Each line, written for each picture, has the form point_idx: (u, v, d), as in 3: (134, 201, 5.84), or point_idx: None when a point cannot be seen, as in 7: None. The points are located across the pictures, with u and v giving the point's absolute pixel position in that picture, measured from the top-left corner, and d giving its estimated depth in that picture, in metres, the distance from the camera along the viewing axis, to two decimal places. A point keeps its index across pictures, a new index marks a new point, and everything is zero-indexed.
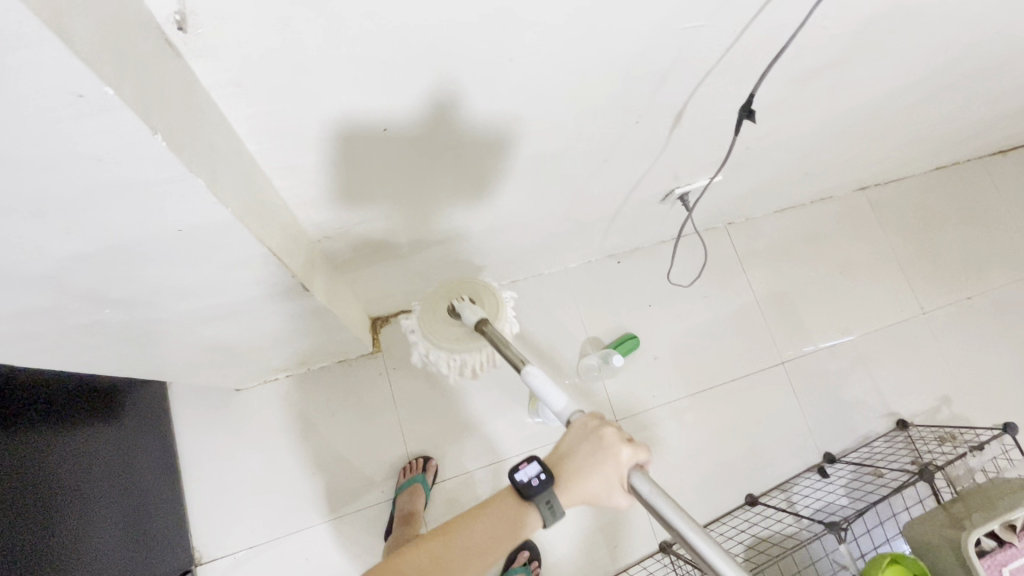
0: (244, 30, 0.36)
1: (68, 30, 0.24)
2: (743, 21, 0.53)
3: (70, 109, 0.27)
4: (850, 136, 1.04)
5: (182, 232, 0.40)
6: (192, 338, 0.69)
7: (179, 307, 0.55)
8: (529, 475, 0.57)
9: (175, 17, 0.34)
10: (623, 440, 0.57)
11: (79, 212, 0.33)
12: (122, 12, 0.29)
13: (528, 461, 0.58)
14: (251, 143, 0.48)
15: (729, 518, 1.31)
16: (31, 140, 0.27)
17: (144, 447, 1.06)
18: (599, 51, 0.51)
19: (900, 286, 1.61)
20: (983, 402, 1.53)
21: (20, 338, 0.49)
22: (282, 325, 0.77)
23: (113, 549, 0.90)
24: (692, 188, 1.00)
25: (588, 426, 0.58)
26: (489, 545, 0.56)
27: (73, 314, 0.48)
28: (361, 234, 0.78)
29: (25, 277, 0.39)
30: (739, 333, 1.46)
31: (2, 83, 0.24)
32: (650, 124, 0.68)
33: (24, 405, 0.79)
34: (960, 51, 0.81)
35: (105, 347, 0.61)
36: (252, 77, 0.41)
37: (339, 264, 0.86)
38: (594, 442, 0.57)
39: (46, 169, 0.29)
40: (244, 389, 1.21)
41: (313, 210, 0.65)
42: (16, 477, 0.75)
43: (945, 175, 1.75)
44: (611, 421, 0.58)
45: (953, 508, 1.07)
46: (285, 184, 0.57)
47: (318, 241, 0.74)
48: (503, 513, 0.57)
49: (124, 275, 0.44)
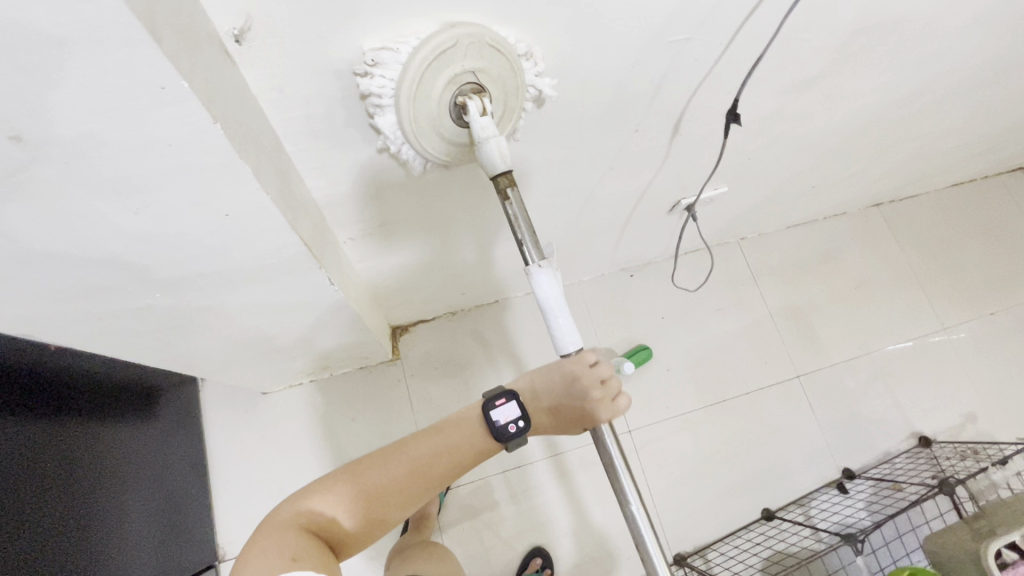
0: (288, 42, 0.43)
1: (157, 33, 0.31)
2: (729, 33, 0.59)
3: (152, 98, 0.33)
4: (853, 148, 1.07)
5: (229, 217, 0.46)
6: (226, 330, 0.75)
7: (218, 295, 0.62)
8: (507, 419, 0.59)
9: (232, 31, 0.41)
10: (606, 406, 0.61)
11: (145, 193, 0.40)
12: (194, 25, 0.35)
13: (508, 403, 0.59)
14: (291, 145, 0.54)
15: (745, 531, 1.30)
16: (118, 126, 0.34)
17: (177, 443, 1.12)
18: (597, 60, 0.56)
19: (919, 302, 1.60)
20: (1010, 420, 1.49)
21: (83, 316, 0.56)
22: (309, 322, 0.83)
23: (143, 536, 0.95)
24: (698, 199, 1.05)
25: (580, 383, 0.60)
26: (448, 462, 0.58)
27: (130, 295, 0.55)
28: (384, 239, 0.84)
29: (96, 254, 0.45)
30: (753, 347, 1.47)
31: (102, 74, 0.31)
32: (651, 133, 0.73)
33: (66, 397, 0.86)
34: (951, 63, 0.85)
35: (150, 333, 0.67)
36: (295, 84, 0.47)
37: (363, 270, 0.92)
38: (579, 404, 0.61)
39: (126, 152, 0.36)
40: (271, 393, 1.27)
41: (342, 212, 0.71)
42: (54, 462, 0.81)
43: (961, 192, 1.75)
44: (602, 384, 0.61)
45: (974, 522, 1.05)
46: (317, 186, 0.63)
47: (344, 245, 0.81)
48: (460, 438, 0.59)
49: (176, 258, 0.50)
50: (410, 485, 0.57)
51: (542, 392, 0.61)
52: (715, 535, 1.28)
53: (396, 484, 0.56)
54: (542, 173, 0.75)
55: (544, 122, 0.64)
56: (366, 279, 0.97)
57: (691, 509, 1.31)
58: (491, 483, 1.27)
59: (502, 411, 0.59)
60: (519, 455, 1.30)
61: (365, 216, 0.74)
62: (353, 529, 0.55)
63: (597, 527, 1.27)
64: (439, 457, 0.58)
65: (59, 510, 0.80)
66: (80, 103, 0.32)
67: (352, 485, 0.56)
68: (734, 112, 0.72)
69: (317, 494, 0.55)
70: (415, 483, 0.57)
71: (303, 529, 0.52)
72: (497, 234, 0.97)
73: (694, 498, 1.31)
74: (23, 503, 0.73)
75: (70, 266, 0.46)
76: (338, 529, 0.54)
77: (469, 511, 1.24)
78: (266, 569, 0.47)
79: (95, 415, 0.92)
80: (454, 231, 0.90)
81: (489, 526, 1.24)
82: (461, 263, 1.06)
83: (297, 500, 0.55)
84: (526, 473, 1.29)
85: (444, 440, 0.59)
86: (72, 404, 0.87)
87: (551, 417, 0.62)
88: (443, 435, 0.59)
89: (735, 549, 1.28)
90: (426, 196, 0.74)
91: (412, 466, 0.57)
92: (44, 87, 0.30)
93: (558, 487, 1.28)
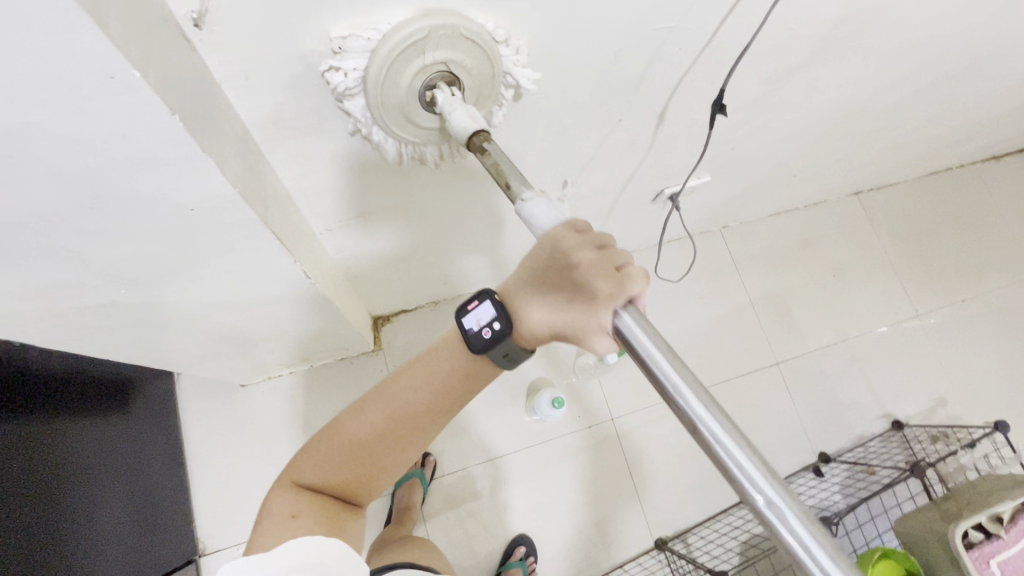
0: (252, 28, 0.41)
1: (104, 18, 0.28)
2: (714, 22, 0.57)
3: (101, 87, 0.31)
4: (835, 137, 1.08)
5: (195, 212, 0.44)
6: (200, 324, 0.73)
7: (189, 290, 0.59)
8: (478, 324, 0.49)
9: (190, 14, 0.38)
10: (602, 273, 0.44)
11: (104, 188, 0.37)
12: (147, 9, 0.33)
13: (478, 303, 0.49)
14: (259, 134, 0.52)
15: (724, 515, 1.33)
16: (66, 119, 0.32)
17: (153, 437, 1.09)
18: (578, 49, 0.55)
19: (895, 289, 1.63)
20: (979, 403, 1.54)
21: (45, 314, 0.53)
22: (287, 315, 0.81)
23: (119, 533, 0.93)
24: (682, 188, 1.04)
25: (559, 251, 0.45)
26: (434, 402, 0.52)
27: (93, 292, 0.52)
28: (362, 229, 0.81)
29: (54, 251, 0.43)
30: (734, 334, 1.49)
31: (44, 64, 0.28)
32: (635, 122, 0.72)
33: (37, 394, 0.83)
34: (932, 53, 0.85)
35: (119, 328, 0.65)
36: (261, 72, 0.45)
37: (341, 260, 0.90)
38: (568, 278, 0.45)
39: (79, 145, 0.34)
40: (249, 385, 1.24)
41: (317, 202, 0.69)
42: (29, 460, 0.79)
43: (937, 180, 1.78)
44: (591, 248, 0.45)
45: (944, 504, 1.08)
46: (289, 176, 0.61)
47: (320, 235, 0.78)
48: (445, 374, 0.51)
49: (141, 254, 0.48)
50: (399, 436, 0.52)
51: (523, 283, 0.49)
52: (695, 520, 1.31)
53: (382, 438, 0.52)
54: (524, 163, 0.74)
55: (525, 111, 0.62)
56: (344, 270, 0.94)
57: (672, 495, 1.33)
58: (474, 472, 1.27)
59: (473, 316, 0.49)
60: (502, 444, 1.30)
61: (341, 206, 0.72)
62: (353, 482, 0.53)
63: (580, 514, 1.28)
64: (423, 398, 0.51)
65: (34, 508, 0.78)
66: (22, 93, 0.29)
67: (331, 443, 0.51)
68: (718, 101, 0.71)
69: (306, 456, 0.53)
70: (404, 431, 0.52)
71: (298, 494, 0.51)
72: (479, 223, 0.96)
73: (676, 484, 1.33)
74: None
75: (25, 263, 0.43)
76: (339, 487, 0.53)
77: (453, 501, 1.24)
78: (271, 538, 0.49)
79: (67, 412, 0.89)
80: (434, 220, 0.88)
81: (473, 515, 1.24)
82: (442, 252, 1.04)
83: (290, 464, 0.54)
84: (510, 462, 1.29)
85: (425, 384, 0.51)
86: (43, 402, 0.84)
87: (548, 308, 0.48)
88: (421, 373, 0.51)
89: (715, 533, 1.31)
90: (404, 184, 0.72)
91: (394, 417, 0.51)
92: None
93: (542, 476, 1.29)
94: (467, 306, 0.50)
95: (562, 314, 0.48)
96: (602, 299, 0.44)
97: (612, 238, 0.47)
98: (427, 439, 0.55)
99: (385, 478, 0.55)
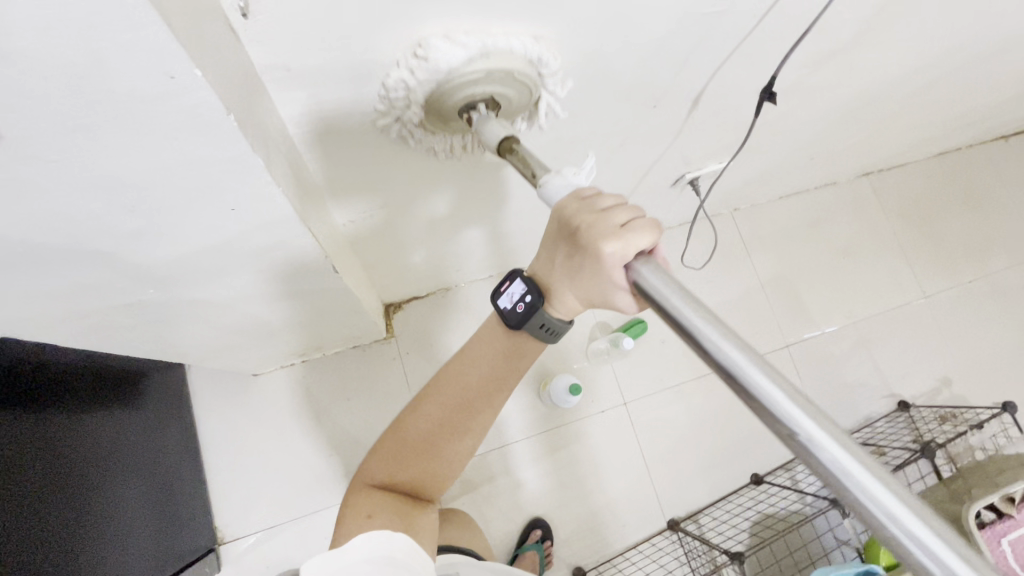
0: (298, 19, 0.38)
1: (167, 15, 0.27)
2: (764, 7, 0.55)
3: (158, 88, 0.29)
4: (857, 120, 1.06)
5: (236, 213, 0.42)
6: (222, 319, 0.71)
7: (216, 287, 0.58)
8: (511, 301, 0.51)
9: (237, 3, 0.36)
10: (605, 233, 0.41)
11: (145, 191, 0.36)
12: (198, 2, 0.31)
13: (511, 282, 0.51)
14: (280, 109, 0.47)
15: (735, 496, 1.35)
16: (116, 122, 0.30)
17: (168, 429, 1.08)
18: (622, 36, 0.52)
19: (903, 270, 1.63)
20: (982, 383, 1.56)
21: (70, 314, 0.51)
22: (308, 306, 0.80)
23: (141, 524, 0.93)
24: (702, 173, 1.02)
25: (565, 219, 0.44)
26: (486, 383, 0.54)
27: (121, 292, 0.50)
28: (378, 210, 0.76)
29: (86, 253, 0.41)
30: (745, 317, 1.49)
31: (100, 66, 0.27)
32: (669, 108, 0.70)
33: (49, 392, 0.81)
34: (968, 35, 0.82)
35: (143, 325, 0.63)
36: (303, 63, 0.43)
37: (353, 242, 0.85)
38: (574, 244, 0.44)
39: (126, 149, 0.32)
40: (262, 374, 1.23)
41: (335, 185, 0.64)
42: (46, 455, 0.77)
43: (947, 160, 1.77)
44: (593, 212, 0.43)
45: (954, 485, 1.11)
46: (312, 157, 0.56)
47: (336, 218, 0.73)
48: (499, 360, 0.53)
49: (175, 254, 0.46)
50: (458, 422, 0.54)
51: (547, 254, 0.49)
52: (706, 501, 1.33)
53: (441, 427, 0.54)
54: (553, 152, 0.71)
55: (563, 99, 0.59)
56: (359, 254, 0.89)
57: (684, 477, 1.34)
58: (489, 458, 1.27)
59: (506, 295, 0.51)
60: (516, 430, 1.30)
61: (360, 186, 0.66)
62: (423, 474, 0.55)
63: (593, 498, 1.30)
64: (481, 385, 0.53)
65: (55, 503, 0.77)
66: (68, 93, 0.27)
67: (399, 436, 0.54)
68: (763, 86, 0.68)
69: (376, 455, 0.56)
70: (462, 418, 0.54)
71: (372, 491, 0.53)
72: (498, 208, 0.93)
73: (687, 466, 1.35)
74: (19, 500, 0.70)
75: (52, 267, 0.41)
76: (411, 480, 0.55)
77: (469, 487, 1.25)
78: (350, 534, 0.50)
79: (84, 405, 0.88)
80: (454, 202, 0.82)
81: (489, 500, 1.25)
82: (459, 233, 1.00)
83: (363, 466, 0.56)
84: (524, 447, 1.29)
85: (473, 368, 0.54)
86: (57, 399, 0.82)
87: (569, 278, 0.48)
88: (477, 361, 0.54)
89: (726, 513, 1.33)
90: (427, 164, 0.66)
91: (452, 405, 0.53)
92: (33, 81, 0.26)
93: (556, 460, 1.30)
94: (499, 286, 0.52)
95: (580, 281, 0.47)
96: (604, 263, 0.41)
97: (620, 196, 0.44)
98: (487, 425, 0.56)
99: (452, 469, 0.56)
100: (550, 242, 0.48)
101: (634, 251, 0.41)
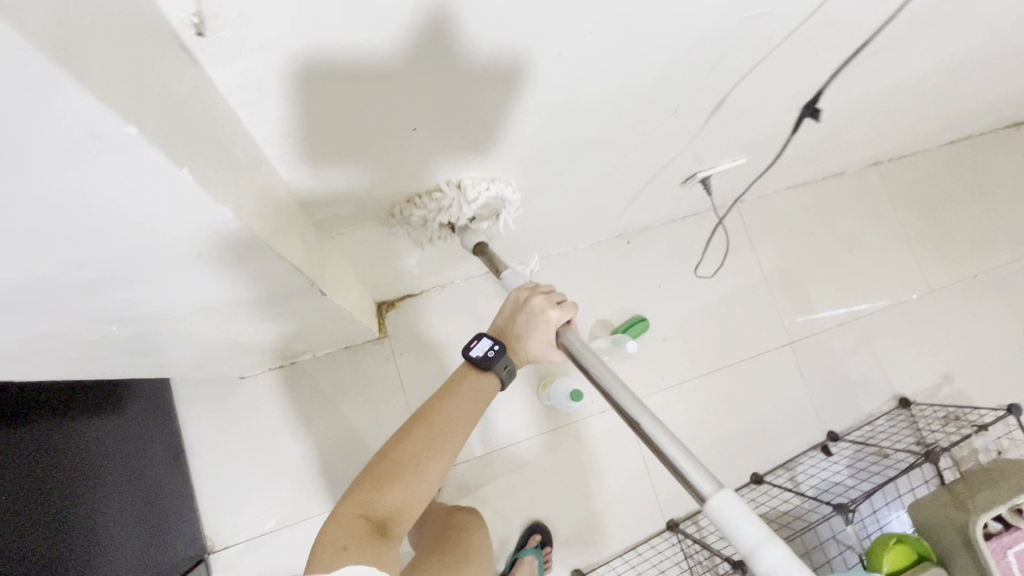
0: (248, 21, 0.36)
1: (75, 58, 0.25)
2: None
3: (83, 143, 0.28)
4: (878, 113, 1.00)
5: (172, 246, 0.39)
6: (201, 339, 0.65)
7: (192, 316, 0.52)
8: (482, 351, 0.73)
9: (192, 20, 0.35)
10: (551, 305, 0.73)
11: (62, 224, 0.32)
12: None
13: (479, 341, 0.74)
14: (216, 34, 0.37)
15: (735, 496, 1.33)
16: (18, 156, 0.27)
17: (151, 432, 1.03)
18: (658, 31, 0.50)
19: (909, 264, 1.60)
20: (983, 379, 1.55)
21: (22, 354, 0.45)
22: (295, 321, 0.74)
23: (129, 535, 0.88)
24: (714, 171, 0.96)
25: (522, 298, 0.76)
26: (463, 416, 0.69)
27: (79, 330, 0.44)
28: (356, 186, 0.63)
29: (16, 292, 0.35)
30: (748, 313, 1.45)
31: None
32: (689, 111, 0.63)
33: (21, 407, 0.75)
34: (1007, 28, 0.76)
35: (112, 353, 0.57)
36: (249, 55, 0.39)
37: (324, 231, 0.71)
38: (528, 312, 0.74)
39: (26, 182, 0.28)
40: (249, 376, 1.18)
41: (303, 138, 0.51)
42: (22, 472, 0.72)
43: (957, 149, 1.72)
44: (540, 293, 0.75)
45: (957, 489, 1.10)
46: (277, 83, 0.43)
47: (301, 187, 0.60)
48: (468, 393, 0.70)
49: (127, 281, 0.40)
50: (437, 443, 0.65)
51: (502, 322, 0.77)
52: None
53: (424, 448, 0.64)
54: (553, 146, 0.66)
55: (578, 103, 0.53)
56: (333, 249, 0.76)
57: (684, 477, 1.32)
58: (487, 460, 1.24)
59: (476, 348, 0.74)
60: (515, 431, 1.27)
61: (337, 144, 0.54)
62: (405, 499, 0.62)
63: (592, 499, 1.28)
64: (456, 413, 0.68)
65: (36, 523, 0.72)
66: None
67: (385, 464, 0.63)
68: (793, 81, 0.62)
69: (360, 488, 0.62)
70: (441, 440, 0.65)
71: (358, 520, 0.59)
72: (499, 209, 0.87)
73: None
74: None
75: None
76: (393, 506, 0.61)
77: (465, 489, 1.22)
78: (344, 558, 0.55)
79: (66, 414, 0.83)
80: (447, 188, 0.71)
81: (486, 504, 1.22)
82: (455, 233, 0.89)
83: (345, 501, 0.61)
84: (523, 449, 1.26)
85: (450, 400, 0.69)
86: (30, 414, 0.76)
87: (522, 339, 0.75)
88: (450, 397, 0.69)
89: None
90: (427, 118, 0.54)
91: (433, 429, 0.66)
92: None
93: (555, 462, 1.27)
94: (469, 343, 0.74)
95: (530, 339, 0.74)
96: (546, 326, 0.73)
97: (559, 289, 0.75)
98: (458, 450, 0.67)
99: (427, 494, 0.64)
100: (510, 310, 0.78)
101: (563, 322, 0.73)
